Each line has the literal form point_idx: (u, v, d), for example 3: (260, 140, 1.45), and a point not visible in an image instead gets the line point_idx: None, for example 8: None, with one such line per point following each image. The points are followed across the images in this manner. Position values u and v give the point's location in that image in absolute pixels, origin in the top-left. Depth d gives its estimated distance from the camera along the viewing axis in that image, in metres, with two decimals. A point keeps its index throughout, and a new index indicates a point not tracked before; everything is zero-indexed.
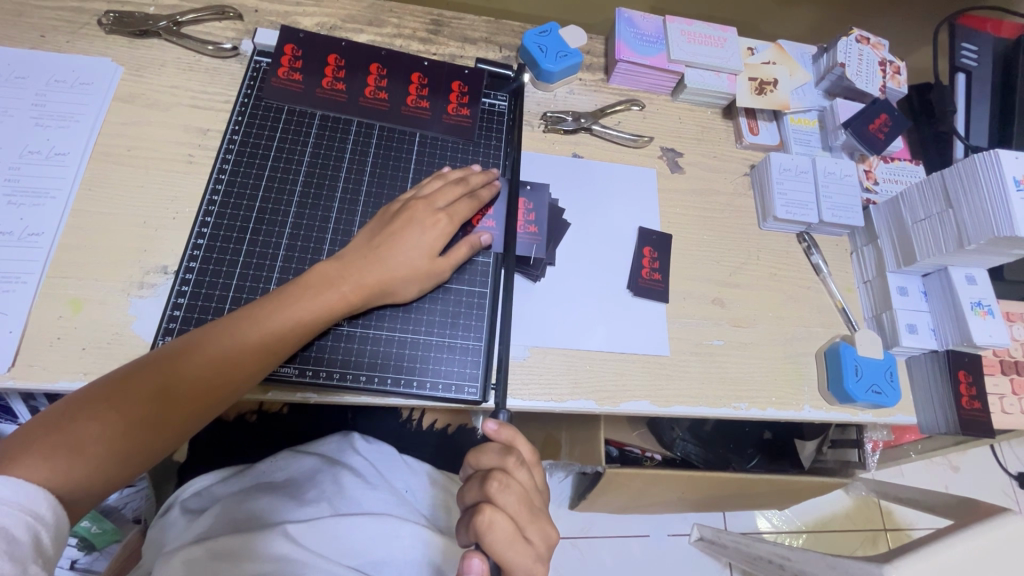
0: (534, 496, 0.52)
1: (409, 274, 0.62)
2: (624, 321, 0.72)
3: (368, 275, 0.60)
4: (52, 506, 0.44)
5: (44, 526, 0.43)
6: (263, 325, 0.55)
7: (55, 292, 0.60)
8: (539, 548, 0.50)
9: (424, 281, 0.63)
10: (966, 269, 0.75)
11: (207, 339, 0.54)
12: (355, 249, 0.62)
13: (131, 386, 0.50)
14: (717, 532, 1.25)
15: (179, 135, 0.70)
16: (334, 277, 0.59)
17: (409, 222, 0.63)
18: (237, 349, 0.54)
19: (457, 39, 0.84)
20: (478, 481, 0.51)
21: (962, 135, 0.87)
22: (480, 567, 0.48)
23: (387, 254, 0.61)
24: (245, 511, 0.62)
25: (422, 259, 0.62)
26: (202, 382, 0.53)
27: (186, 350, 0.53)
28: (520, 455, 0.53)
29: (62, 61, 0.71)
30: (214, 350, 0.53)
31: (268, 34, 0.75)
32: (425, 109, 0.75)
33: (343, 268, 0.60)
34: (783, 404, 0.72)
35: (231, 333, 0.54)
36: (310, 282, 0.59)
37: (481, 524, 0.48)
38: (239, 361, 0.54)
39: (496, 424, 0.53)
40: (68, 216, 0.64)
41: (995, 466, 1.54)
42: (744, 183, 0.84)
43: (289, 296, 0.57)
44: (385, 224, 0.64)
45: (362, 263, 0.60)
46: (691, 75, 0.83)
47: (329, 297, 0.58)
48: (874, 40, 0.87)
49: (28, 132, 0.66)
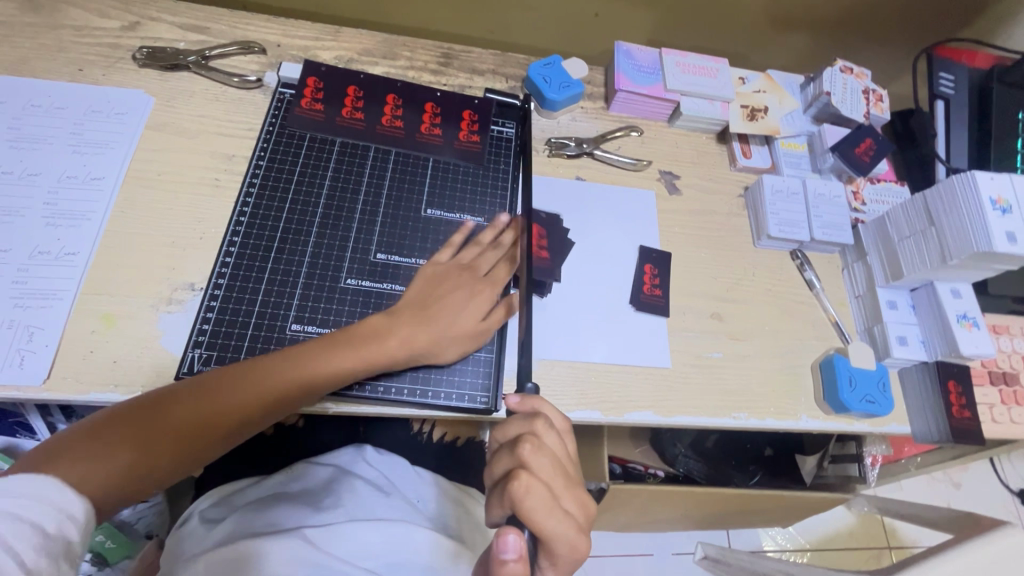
0: (566, 465, 0.53)
1: (452, 338, 0.65)
2: (627, 334, 0.75)
3: (419, 334, 0.63)
4: (85, 507, 0.46)
5: (75, 524, 0.45)
6: (284, 376, 0.57)
7: (89, 308, 0.64)
8: (576, 518, 0.50)
9: (468, 342, 0.66)
10: (951, 284, 0.79)
11: (233, 382, 0.56)
12: (407, 306, 0.65)
13: (156, 415, 0.53)
14: (720, 549, 1.25)
15: (205, 160, 0.75)
16: (366, 334, 0.62)
17: (454, 288, 0.67)
18: (258, 394, 0.56)
19: (465, 70, 0.89)
20: (508, 449, 0.52)
21: (943, 158, 0.92)
22: (517, 546, 0.45)
23: (437, 315, 0.65)
24: (262, 520, 0.65)
25: (468, 321, 0.66)
26: (221, 419, 0.55)
27: (211, 387, 0.55)
28: (548, 421, 0.55)
29: (98, 93, 0.76)
30: (237, 392, 0.56)
31: (291, 67, 0.80)
32: (437, 136, 0.80)
33: (388, 323, 0.63)
34: (781, 414, 0.75)
35: (255, 378, 0.57)
36: (333, 339, 0.61)
37: (518, 489, 0.48)
38: (258, 403, 0.56)
39: (518, 396, 0.57)
40: (102, 237, 0.68)
41: (995, 482, 1.56)
42: (739, 204, 0.88)
43: (312, 352, 0.59)
44: (433, 287, 0.67)
45: (415, 321, 0.64)
46: (686, 103, 0.88)
47: (358, 353, 0.60)
48: (857, 70, 0.93)
49: (66, 158, 0.71)
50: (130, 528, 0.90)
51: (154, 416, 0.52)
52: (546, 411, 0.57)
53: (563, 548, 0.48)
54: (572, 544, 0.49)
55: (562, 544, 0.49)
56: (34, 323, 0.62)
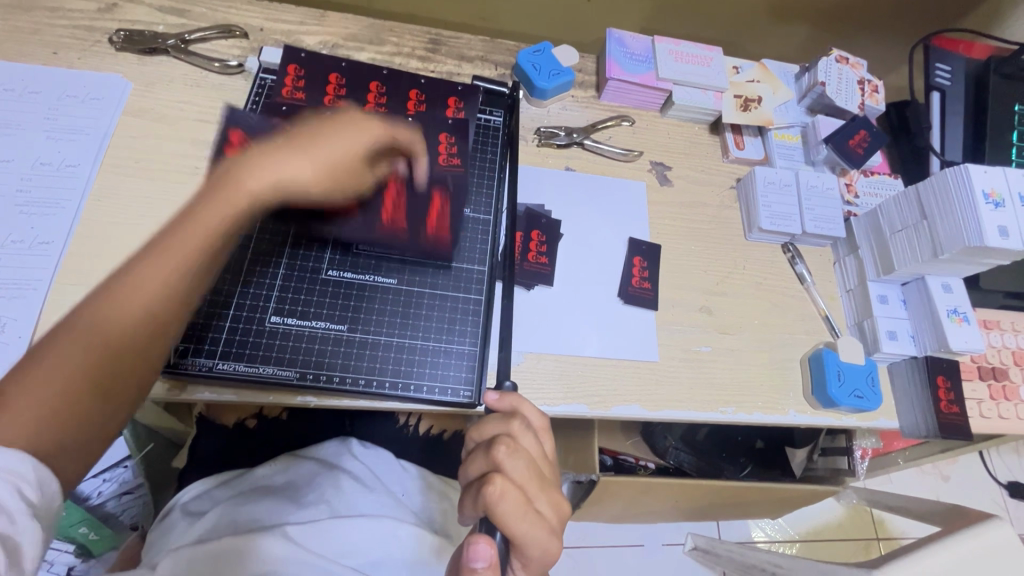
0: (540, 465, 0.53)
1: (323, 173, 0.59)
2: (615, 328, 0.75)
3: (296, 160, 0.58)
4: (35, 466, 0.42)
5: (27, 485, 0.41)
6: (190, 226, 0.52)
7: (64, 298, 0.62)
8: (549, 518, 0.51)
9: (361, 167, 0.63)
10: (942, 278, 0.78)
11: (118, 279, 0.49)
12: (258, 159, 0.56)
13: (64, 349, 0.46)
14: (710, 541, 1.26)
15: (185, 147, 0.73)
16: (228, 176, 0.55)
17: (337, 127, 0.62)
18: (152, 269, 0.50)
19: (453, 57, 0.87)
20: (483, 451, 0.52)
21: (937, 151, 0.91)
22: (488, 554, 0.45)
23: (311, 144, 0.59)
24: (244, 516, 0.64)
25: (352, 158, 0.62)
26: (129, 325, 0.48)
27: (100, 295, 0.48)
28: (525, 422, 0.55)
29: (73, 77, 0.74)
30: (130, 284, 0.49)
31: (273, 53, 0.78)
32: (416, 161, 0.74)
33: (251, 162, 0.56)
34: (769, 409, 0.74)
35: (144, 264, 0.50)
36: (205, 193, 0.54)
37: (491, 494, 0.48)
38: (156, 291, 0.49)
39: (497, 395, 0.57)
40: (77, 225, 0.66)
41: (984, 474, 1.56)
42: (730, 196, 0.87)
43: (189, 211, 0.53)
44: (298, 137, 0.59)
45: (282, 156, 0.57)
46: (679, 92, 0.86)
47: (241, 180, 0.54)
48: (852, 59, 0.91)
49: (39, 144, 0.69)
50: (114, 519, 0.90)
51: (43, 377, 0.45)
52: (525, 410, 0.57)
53: (533, 548, 0.49)
54: (541, 544, 0.49)
55: (532, 544, 0.49)
56: (7, 314, 0.60)
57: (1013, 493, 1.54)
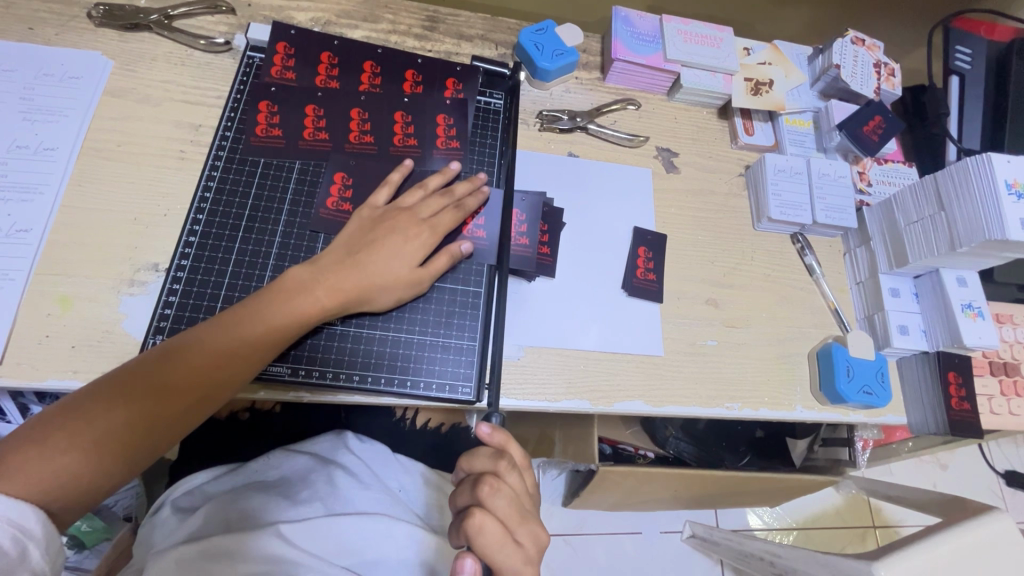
0: (525, 500, 0.52)
1: (381, 280, 0.61)
2: (619, 321, 0.72)
3: (345, 281, 0.59)
4: (42, 521, 0.45)
5: (33, 541, 0.45)
6: (265, 321, 0.56)
7: (44, 289, 0.60)
8: (529, 550, 0.50)
9: (403, 290, 0.62)
10: (957, 271, 0.75)
11: (202, 339, 0.54)
12: (333, 253, 0.61)
13: (126, 390, 0.50)
14: (708, 529, 1.26)
15: (170, 130, 0.69)
16: (307, 282, 0.59)
17: (390, 231, 0.63)
18: (225, 346, 0.54)
19: (452, 35, 0.83)
20: (469, 484, 0.51)
21: (955, 138, 0.88)
22: (473, 570, 0.47)
23: (367, 260, 0.61)
24: (236, 511, 0.62)
25: (401, 269, 0.62)
26: (185, 388, 0.53)
27: (177, 352, 0.53)
28: (512, 459, 0.53)
29: (50, 54, 0.70)
30: (204, 352, 0.54)
31: (262, 29, 0.74)
32: (414, 148, 0.71)
33: (317, 272, 0.59)
34: (775, 405, 0.72)
35: (220, 336, 0.54)
36: (286, 285, 0.58)
37: (471, 528, 0.48)
38: (219, 368, 0.54)
39: (489, 428, 0.53)
40: (57, 213, 0.63)
41: (983, 464, 1.56)
42: (739, 183, 0.84)
43: (272, 297, 0.57)
44: (367, 231, 0.63)
45: (340, 270, 0.60)
46: (687, 75, 0.83)
47: (302, 302, 0.58)
48: (869, 41, 0.87)
49: (16, 126, 0.65)
50: (106, 511, 0.87)
51: (103, 416, 0.49)
52: (513, 449, 0.54)
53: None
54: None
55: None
56: None
57: (1011, 483, 1.54)
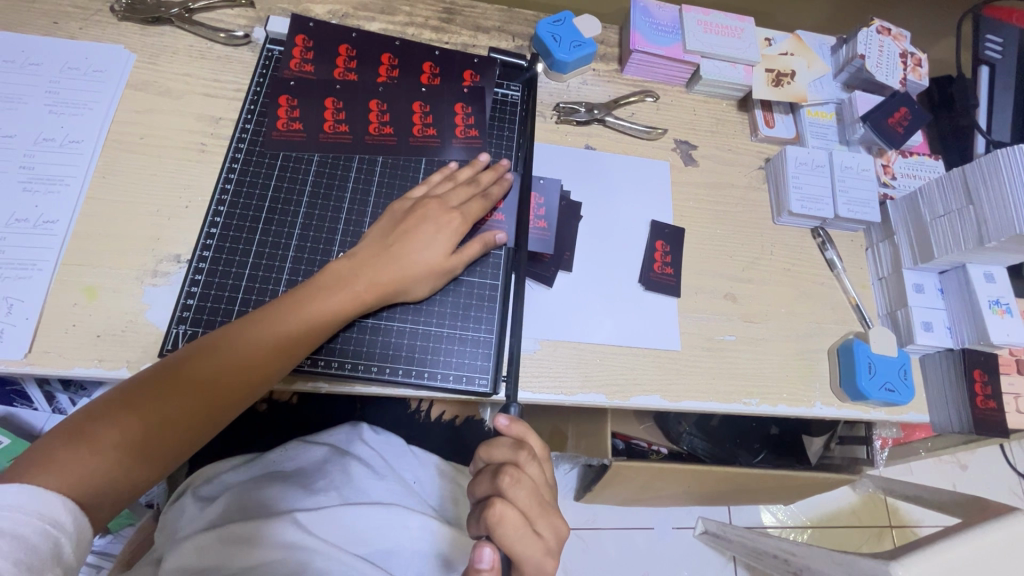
0: (543, 490, 0.52)
1: (414, 272, 0.62)
2: (636, 315, 0.72)
3: (381, 272, 0.60)
4: (72, 513, 0.45)
5: (64, 534, 0.44)
6: (301, 315, 0.57)
7: (70, 280, 0.61)
8: (548, 540, 0.50)
9: (435, 279, 0.63)
10: (984, 267, 0.74)
11: (241, 335, 0.55)
12: (367, 246, 0.62)
13: (166, 382, 0.51)
14: (721, 526, 1.24)
15: (191, 123, 0.70)
16: (345, 276, 0.59)
17: (422, 221, 0.63)
18: (262, 341, 0.55)
19: (469, 27, 0.83)
20: (489, 474, 0.51)
21: (983, 129, 0.86)
22: (492, 557, 0.48)
23: (400, 252, 0.61)
24: (257, 501, 0.63)
25: (434, 258, 0.62)
26: (221, 384, 0.53)
27: (215, 347, 0.54)
28: (531, 449, 0.53)
29: (74, 48, 0.71)
30: (241, 347, 0.54)
31: (280, 21, 0.74)
32: (433, 137, 0.71)
33: (354, 266, 0.60)
34: (793, 401, 0.71)
35: (258, 331, 0.55)
36: (321, 281, 0.59)
37: (491, 518, 0.48)
38: (254, 364, 0.55)
39: (507, 419, 0.54)
40: (82, 204, 0.64)
41: (1003, 465, 1.53)
42: (759, 177, 0.83)
43: (308, 291, 0.58)
44: (398, 222, 0.64)
45: (376, 262, 0.60)
46: (706, 66, 0.81)
47: (339, 295, 0.58)
48: (895, 30, 0.85)
49: (42, 119, 0.66)
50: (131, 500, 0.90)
51: (144, 410, 0.50)
52: (531, 441, 0.54)
53: (530, 570, 0.49)
54: (540, 566, 0.50)
55: (530, 566, 0.49)
56: (14, 295, 0.59)
57: None
